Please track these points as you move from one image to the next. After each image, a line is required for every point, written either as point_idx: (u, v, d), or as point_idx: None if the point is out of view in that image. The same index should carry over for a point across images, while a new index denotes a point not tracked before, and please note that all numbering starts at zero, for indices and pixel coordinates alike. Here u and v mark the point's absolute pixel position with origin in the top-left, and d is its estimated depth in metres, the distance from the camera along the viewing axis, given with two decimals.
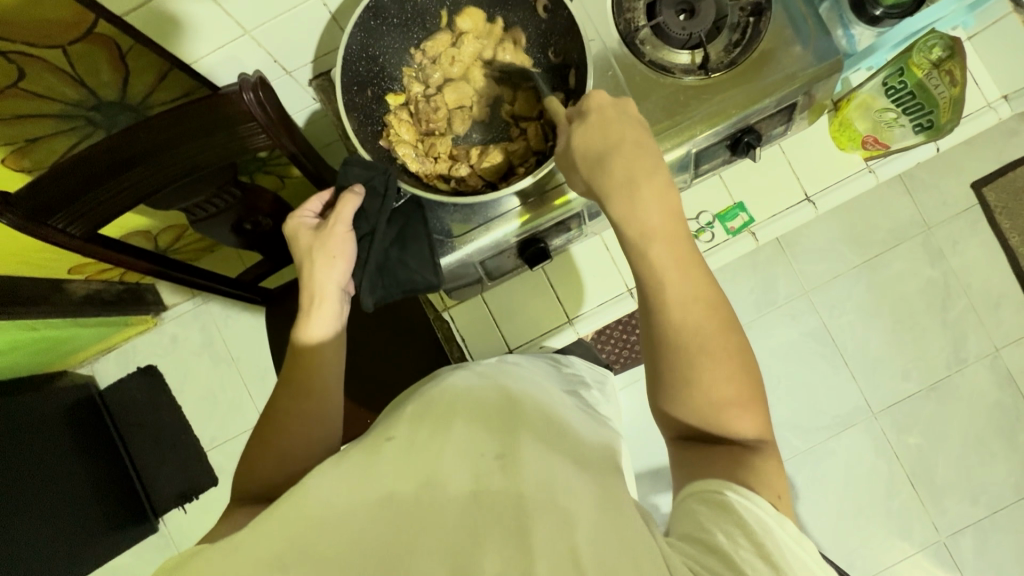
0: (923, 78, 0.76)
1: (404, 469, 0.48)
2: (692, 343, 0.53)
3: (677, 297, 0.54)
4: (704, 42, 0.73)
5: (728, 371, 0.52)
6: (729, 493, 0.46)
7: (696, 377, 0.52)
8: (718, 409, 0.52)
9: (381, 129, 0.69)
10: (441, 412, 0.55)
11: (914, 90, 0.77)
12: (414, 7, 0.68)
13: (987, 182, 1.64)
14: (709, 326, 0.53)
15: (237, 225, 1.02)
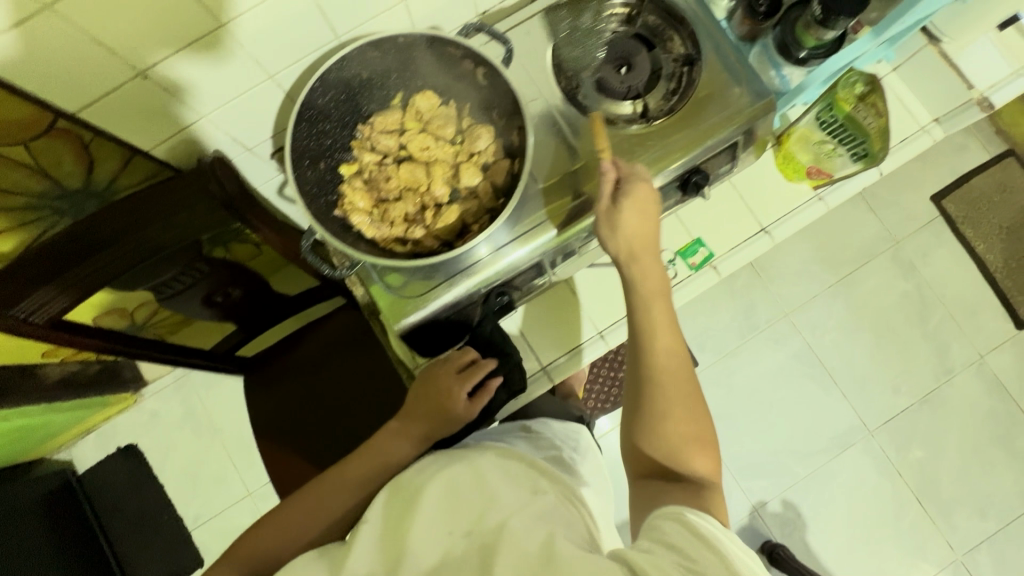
0: (852, 110, 0.79)
1: (379, 556, 0.61)
2: (674, 399, 0.64)
3: (665, 364, 0.66)
4: (642, 93, 0.78)
5: (695, 423, 0.64)
6: (691, 516, 0.55)
7: (675, 428, 0.63)
8: (681, 445, 0.63)
9: (335, 199, 0.69)
10: (410, 488, 0.65)
11: (844, 121, 0.80)
12: (361, 83, 0.69)
13: (945, 195, 1.73)
14: (686, 388, 0.65)
15: (208, 298, 1.03)
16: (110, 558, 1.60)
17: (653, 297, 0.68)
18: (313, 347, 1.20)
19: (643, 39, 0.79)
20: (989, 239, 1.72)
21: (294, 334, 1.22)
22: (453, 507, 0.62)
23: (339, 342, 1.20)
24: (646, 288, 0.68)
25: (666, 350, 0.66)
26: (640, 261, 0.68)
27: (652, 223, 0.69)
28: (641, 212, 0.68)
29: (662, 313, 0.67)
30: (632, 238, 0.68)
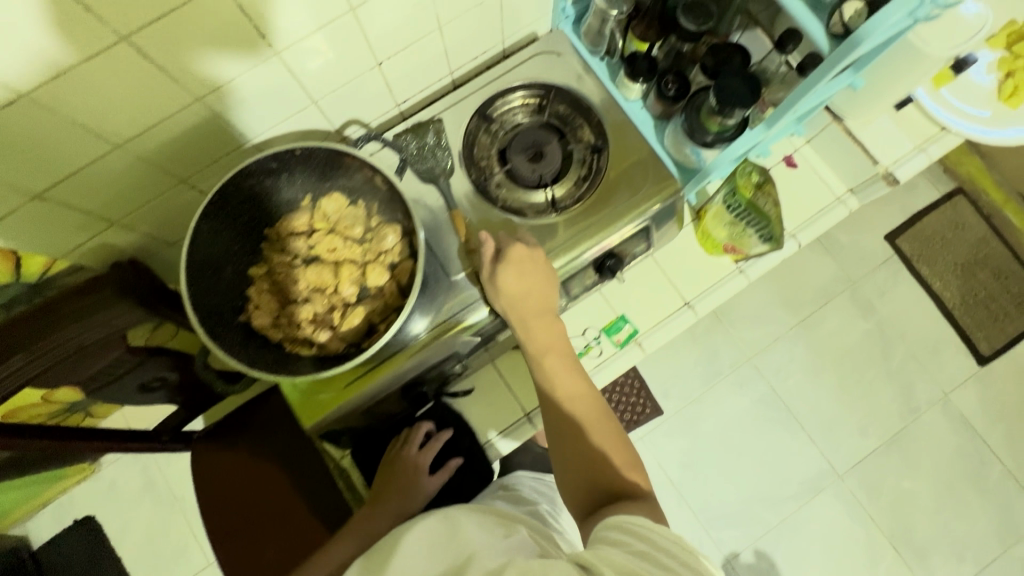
0: (754, 198, 0.77)
1: None
2: (582, 427, 0.64)
3: (568, 396, 0.66)
4: (552, 182, 0.79)
5: (611, 443, 0.63)
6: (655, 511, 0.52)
7: (591, 452, 0.62)
8: (606, 466, 0.61)
9: (242, 303, 0.69)
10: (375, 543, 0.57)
11: (748, 209, 0.77)
12: (266, 190, 0.69)
13: (899, 234, 1.75)
14: (594, 413, 0.65)
15: (143, 384, 1.02)
16: None
17: (545, 344, 0.69)
18: None
19: (557, 131, 0.81)
20: (945, 276, 1.74)
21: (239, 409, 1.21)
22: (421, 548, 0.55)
23: None
24: (536, 333, 0.70)
25: (567, 384, 0.67)
26: (528, 312, 0.70)
27: (540, 271, 0.71)
28: (527, 270, 0.70)
29: (557, 357, 0.69)
30: (518, 298, 0.70)
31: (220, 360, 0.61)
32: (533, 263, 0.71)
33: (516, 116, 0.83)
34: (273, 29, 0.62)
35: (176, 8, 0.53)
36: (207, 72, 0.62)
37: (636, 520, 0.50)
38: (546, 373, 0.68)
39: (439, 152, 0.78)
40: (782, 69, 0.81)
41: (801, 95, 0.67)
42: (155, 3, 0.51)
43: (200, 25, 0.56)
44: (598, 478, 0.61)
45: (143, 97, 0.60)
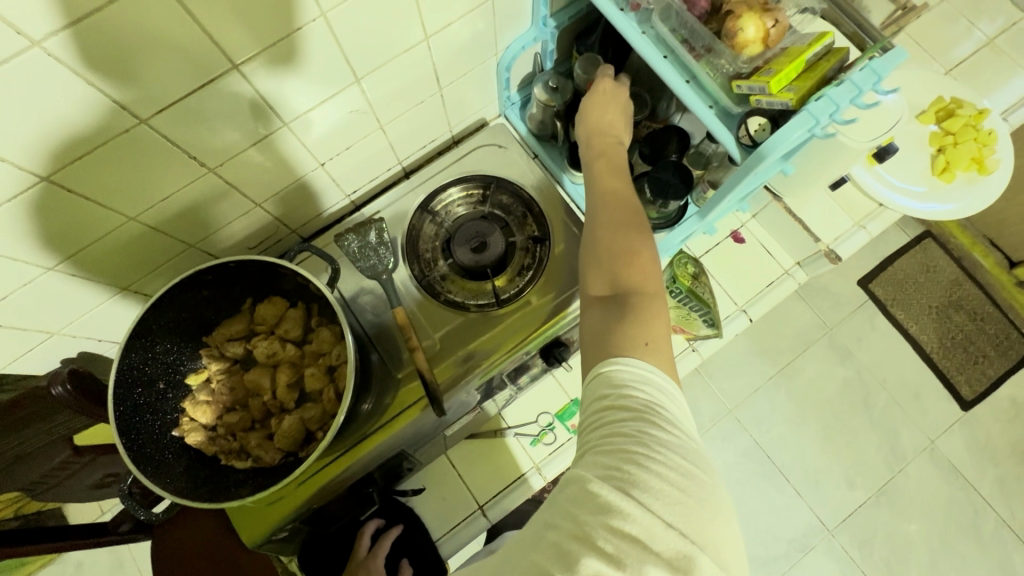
0: (695, 285, 0.74)
1: None
2: (616, 225, 0.60)
3: (614, 202, 0.62)
4: (492, 274, 0.79)
5: (643, 250, 0.58)
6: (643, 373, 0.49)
7: (616, 249, 0.58)
8: (629, 269, 0.57)
9: (178, 415, 0.68)
10: None
11: (690, 295, 0.75)
12: (202, 301, 0.69)
13: (872, 279, 1.76)
14: (632, 217, 0.61)
15: (98, 480, 1.00)
16: None
17: (597, 144, 0.68)
18: None
19: (505, 229, 0.81)
20: (920, 320, 1.73)
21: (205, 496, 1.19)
22: None
23: None
24: (592, 148, 0.69)
25: (611, 189, 0.64)
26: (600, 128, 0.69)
27: (615, 106, 0.70)
28: (610, 101, 0.70)
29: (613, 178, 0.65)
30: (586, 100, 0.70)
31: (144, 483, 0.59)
32: (614, 97, 0.70)
33: (458, 208, 0.84)
34: (205, 151, 0.64)
35: (100, 147, 0.55)
36: (140, 196, 0.63)
37: (612, 385, 0.49)
38: (594, 175, 0.66)
39: (382, 249, 0.76)
40: None
41: (721, 199, 0.64)
42: (81, 146, 0.54)
43: (127, 159, 0.58)
44: (619, 275, 0.57)
45: (75, 225, 0.61)
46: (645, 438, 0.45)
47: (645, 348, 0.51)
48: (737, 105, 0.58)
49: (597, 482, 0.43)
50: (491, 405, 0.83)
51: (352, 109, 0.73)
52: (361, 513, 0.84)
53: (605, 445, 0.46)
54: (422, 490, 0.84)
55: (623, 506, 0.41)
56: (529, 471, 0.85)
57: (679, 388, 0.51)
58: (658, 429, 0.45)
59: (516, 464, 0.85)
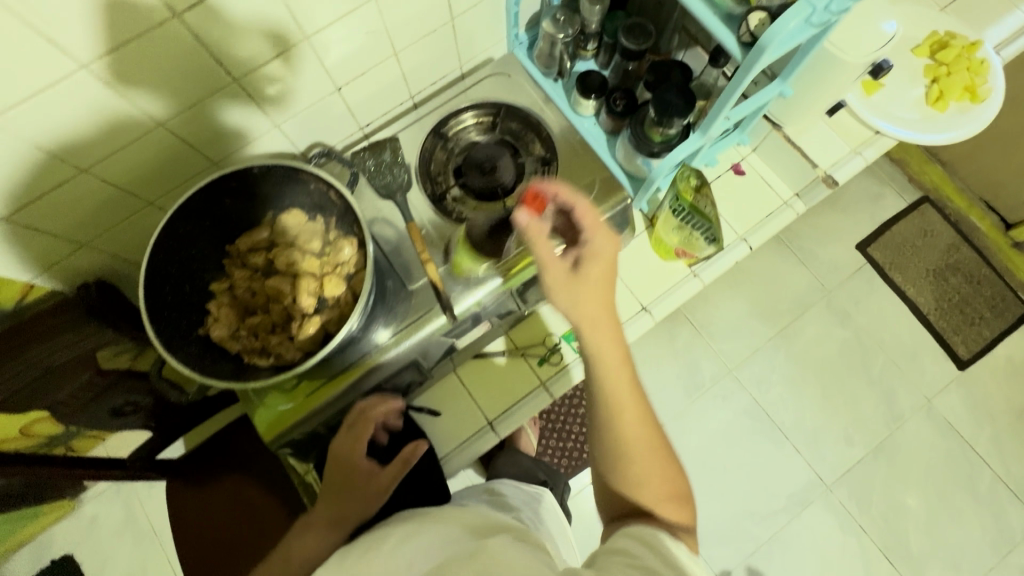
0: (696, 201, 0.79)
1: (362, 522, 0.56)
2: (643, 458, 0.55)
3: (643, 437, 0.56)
4: (504, 195, 0.82)
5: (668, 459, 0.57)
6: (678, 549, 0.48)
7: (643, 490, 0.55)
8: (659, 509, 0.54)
9: (204, 316, 0.72)
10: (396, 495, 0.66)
11: (692, 211, 0.80)
12: (226, 209, 0.73)
13: (870, 243, 1.78)
14: (647, 425, 0.57)
15: (116, 410, 1.03)
16: None
17: (594, 323, 0.58)
18: None
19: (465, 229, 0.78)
20: (918, 283, 1.77)
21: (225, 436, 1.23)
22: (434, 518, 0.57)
23: None
24: (603, 349, 0.58)
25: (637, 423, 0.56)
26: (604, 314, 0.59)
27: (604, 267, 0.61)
28: (600, 272, 0.60)
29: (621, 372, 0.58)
30: (588, 289, 0.59)
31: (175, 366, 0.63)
32: (603, 265, 0.60)
33: (470, 135, 0.87)
34: (232, 61, 0.67)
35: (102, 55, 0.57)
36: (146, 109, 0.66)
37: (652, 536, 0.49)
38: (607, 393, 0.57)
39: (395, 168, 0.80)
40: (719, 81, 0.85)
41: (726, 100, 0.70)
42: (88, 55, 0.56)
43: (130, 68, 0.60)
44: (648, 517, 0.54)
45: (110, 125, 0.64)
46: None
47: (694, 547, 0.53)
48: (738, 5, 0.62)
49: None
50: (499, 325, 0.86)
51: (368, 30, 0.76)
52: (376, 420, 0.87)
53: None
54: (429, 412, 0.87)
55: None
56: (536, 389, 0.88)
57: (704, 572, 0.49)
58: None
59: (524, 382, 0.88)
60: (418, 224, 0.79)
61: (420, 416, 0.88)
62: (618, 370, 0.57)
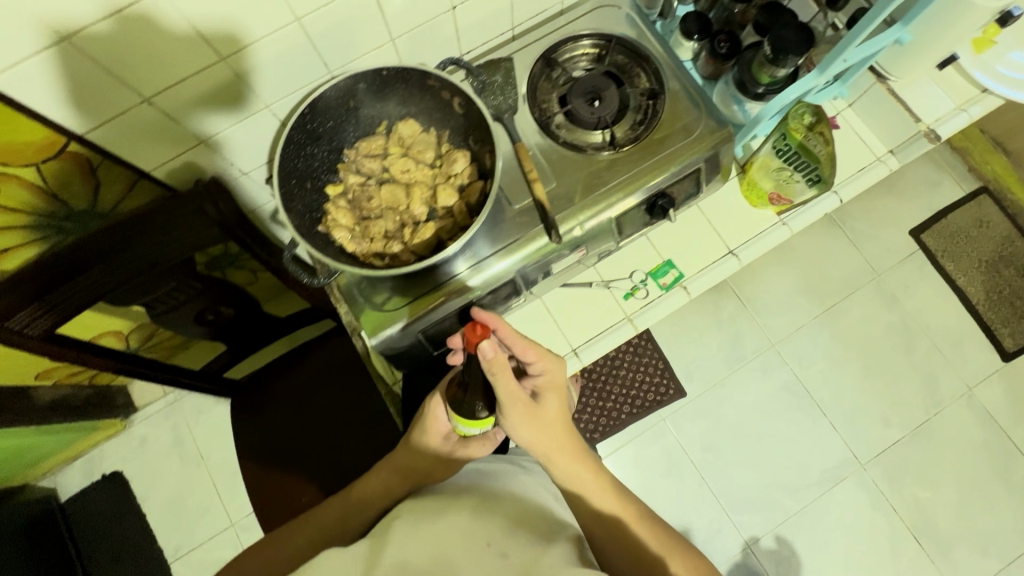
0: (804, 140, 0.85)
1: (421, 545, 0.58)
2: (653, 552, 0.70)
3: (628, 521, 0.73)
4: (610, 125, 0.83)
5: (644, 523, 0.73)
6: None
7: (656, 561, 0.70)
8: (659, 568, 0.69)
9: (320, 216, 0.74)
10: (438, 513, 0.63)
11: (798, 150, 0.85)
12: (348, 112, 0.74)
13: (924, 229, 1.77)
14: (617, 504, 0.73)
15: (200, 315, 1.07)
16: None
17: (554, 446, 0.72)
18: (304, 376, 1.25)
19: (452, 403, 0.74)
20: (969, 272, 1.76)
21: (293, 360, 1.28)
22: (485, 531, 0.59)
23: (332, 370, 1.26)
24: (566, 462, 0.73)
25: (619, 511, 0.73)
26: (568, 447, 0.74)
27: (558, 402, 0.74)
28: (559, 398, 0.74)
29: (586, 478, 0.74)
30: (546, 426, 0.72)
31: (306, 250, 0.66)
32: (556, 389, 0.75)
33: (576, 65, 0.88)
34: None
35: (51, 48, 0.61)
36: (119, 91, 0.70)
37: None
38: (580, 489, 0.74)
39: (506, 88, 0.83)
40: (828, 31, 0.86)
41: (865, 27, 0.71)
42: None
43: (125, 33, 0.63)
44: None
45: (250, 9, 0.66)
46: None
47: None
48: None
49: None
50: (591, 256, 0.86)
51: None
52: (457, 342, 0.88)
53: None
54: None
55: None
56: (621, 321, 0.89)
57: None
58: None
59: (609, 314, 0.90)
60: (525, 145, 0.80)
61: None
62: (586, 485, 0.74)
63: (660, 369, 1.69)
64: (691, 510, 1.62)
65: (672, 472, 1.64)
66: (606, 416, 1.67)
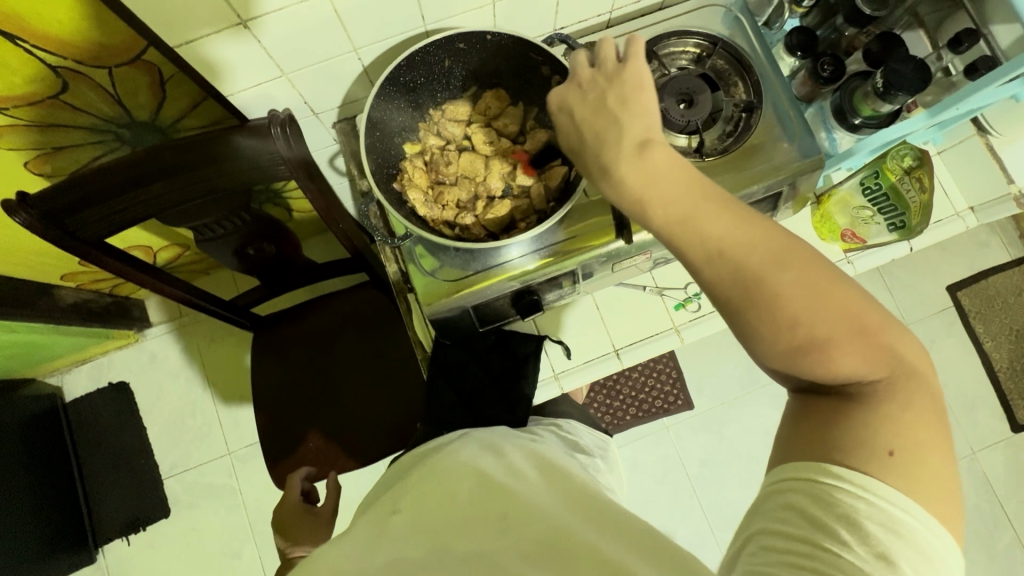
0: (897, 182, 0.82)
1: (408, 541, 0.54)
2: (806, 312, 0.45)
3: (778, 274, 0.46)
4: (700, 130, 0.80)
5: (832, 288, 0.46)
6: (822, 494, 0.43)
7: (798, 324, 0.45)
8: (815, 363, 0.46)
9: (396, 173, 0.76)
10: (437, 492, 0.60)
11: (889, 192, 0.82)
12: (441, 71, 0.75)
13: (962, 287, 1.75)
14: (770, 246, 0.47)
15: (240, 249, 1.04)
16: (79, 492, 1.60)
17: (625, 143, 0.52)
18: (330, 324, 1.26)
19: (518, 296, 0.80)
20: (998, 338, 1.74)
21: (319, 305, 1.27)
22: (478, 515, 0.55)
23: (358, 322, 1.26)
24: (678, 186, 0.50)
25: (756, 257, 0.47)
26: (657, 144, 0.52)
27: (647, 105, 0.54)
28: (622, 86, 0.55)
29: (703, 208, 0.49)
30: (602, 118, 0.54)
31: (385, 207, 0.68)
32: (626, 86, 0.54)
33: (675, 62, 0.85)
34: None
35: None
36: (177, 22, 0.66)
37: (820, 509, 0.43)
38: (694, 222, 0.49)
39: None
40: (939, 73, 0.82)
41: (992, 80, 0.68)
42: None
43: None
44: (801, 371, 0.47)
45: None
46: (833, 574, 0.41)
47: (889, 459, 0.43)
48: None
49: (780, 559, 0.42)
50: (651, 260, 0.83)
51: None
52: (504, 322, 0.88)
53: (782, 528, 0.44)
54: (563, 337, 0.89)
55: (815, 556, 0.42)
56: (667, 329, 0.89)
57: (890, 486, 0.43)
58: (849, 562, 0.41)
59: (657, 322, 0.89)
60: None
61: (553, 341, 0.89)
62: (692, 205, 0.49)
63: (673, 378, 1.69)
64: (676, 519, 1.63)
65: (665, 479, 1.66)
66: (614, 413, 1.69)
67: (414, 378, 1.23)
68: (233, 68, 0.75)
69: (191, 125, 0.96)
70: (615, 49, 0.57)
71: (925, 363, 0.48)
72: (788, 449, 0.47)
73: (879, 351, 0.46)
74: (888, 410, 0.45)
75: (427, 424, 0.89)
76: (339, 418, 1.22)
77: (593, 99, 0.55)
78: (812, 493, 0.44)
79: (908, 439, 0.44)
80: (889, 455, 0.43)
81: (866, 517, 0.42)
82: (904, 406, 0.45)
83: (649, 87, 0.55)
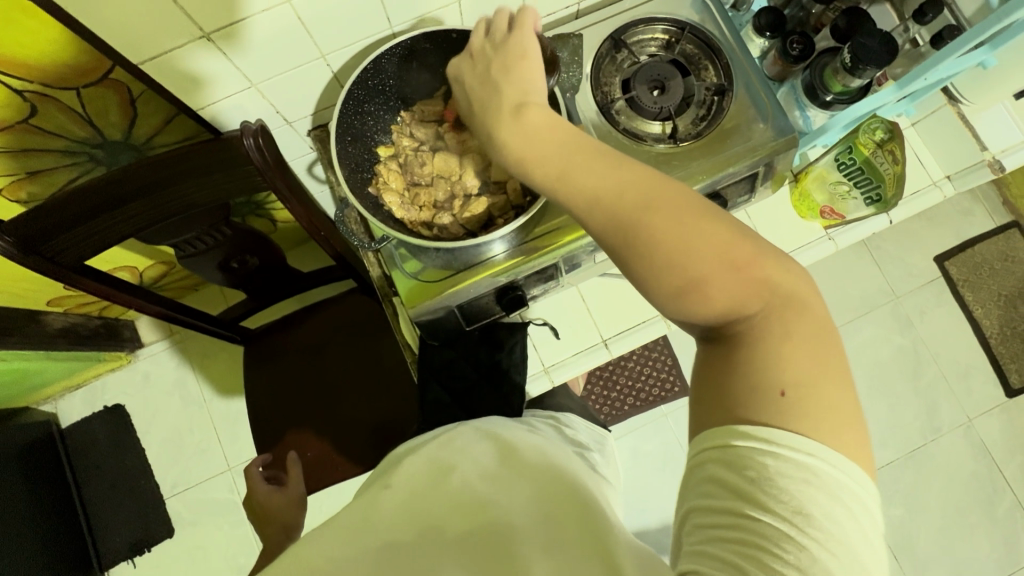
0: (871, 155, 0.82)
1: (402, 521, 0.54)
2: (678, 249, 0.45)
3: (645, 216, 0.46)
4: (672, 116, 0.80)
5: (710, 230, 0.45)
6: (737, 460, 0.42)
7: (680, 264, 0.45)
8: (693, 301, 0.46)
9: (371, 176, 0.76)
10: (432, 474, 0.60)
11: (862, 165, 0.83)
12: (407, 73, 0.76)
13: (949, 257, 1.76)
14: (640, 189, 0.48)
15: (224, 263, 1.04)
16: (80, 517, 1.59)
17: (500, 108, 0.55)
18: (320, 332, 1.25)
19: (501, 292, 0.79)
20: (987, 305, 1.75)
21: (309, 313, 1.27)
22: (473, 494, 0.56)
23: (348, 329, 1.26)
24: (555, 143, 0.52)
25: (624, 200, 0.47)
26: (530, 107, 0.54)
27: (527, 73, 0.56)
28: (513, 57, 0.57)
29: (573, 159, 0.50)
30: (489, 90, 0.57)
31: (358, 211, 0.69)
32: (512, 55, 0.57)
33: (645, 49, 0.85)
34: None
35: None
36: (138, 39, 0.66)
37: (737, 473, 0.42)
38: (561, 174, 0.50)
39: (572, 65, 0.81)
40: (906, 44, 0.82)
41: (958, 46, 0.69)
42: None
43: None
44: (689, 312, 0.47)
45: None
46: (751, 542, 0.40)
47: (782, 403, 0.42)
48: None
49: (708, 541, 0.41)
50: None
51: None
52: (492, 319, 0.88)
53: (707, 501, 0.43)
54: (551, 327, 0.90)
55: (746, 526, 0.40)
56: (654, 315, 0.89)
57: (818, 445, 0.41)
58: (771, 526, 0.40)
59: (643, 307, 0.90)
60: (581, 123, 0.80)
61: (540, 330, 0.90)
62: (564, 160, 0.51)
63: (669, 363, 1.70)
64: None
65: (667, 466, 1.66)
66: (611, 403, 1.69)
67: (407, 380, 1.23)
68: (198, 81, 0.75)
69: (165, 141, 0.96)
70: (507, 18, 0.60)
71: (812, 295, 0.47)
72: (701, 413, 0.46)
73: (756, 284, 0.45)
74: (778, 343, 0.44)
75: (422, 424, 0.89)
76: (335, 427, 1.21)
77: (481, 69, 0.58)
78: (727, 460, 0.42)
79: (797, 372, 0.43)
80: (788, 403, 0.42)
81: (779, 474, 0.41)
82: (812, 345, 0.44)
83: (533, 56, 0.57)
